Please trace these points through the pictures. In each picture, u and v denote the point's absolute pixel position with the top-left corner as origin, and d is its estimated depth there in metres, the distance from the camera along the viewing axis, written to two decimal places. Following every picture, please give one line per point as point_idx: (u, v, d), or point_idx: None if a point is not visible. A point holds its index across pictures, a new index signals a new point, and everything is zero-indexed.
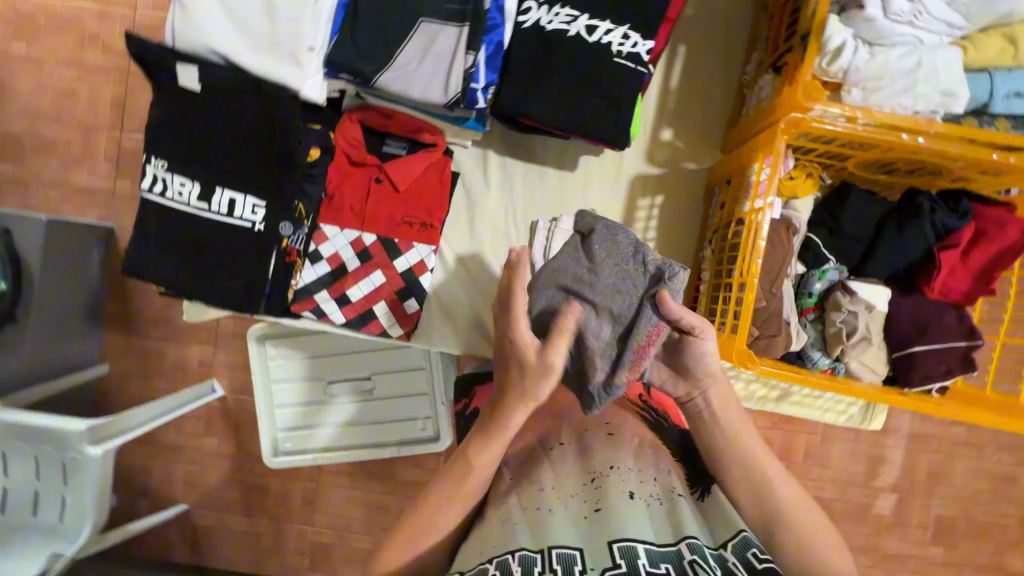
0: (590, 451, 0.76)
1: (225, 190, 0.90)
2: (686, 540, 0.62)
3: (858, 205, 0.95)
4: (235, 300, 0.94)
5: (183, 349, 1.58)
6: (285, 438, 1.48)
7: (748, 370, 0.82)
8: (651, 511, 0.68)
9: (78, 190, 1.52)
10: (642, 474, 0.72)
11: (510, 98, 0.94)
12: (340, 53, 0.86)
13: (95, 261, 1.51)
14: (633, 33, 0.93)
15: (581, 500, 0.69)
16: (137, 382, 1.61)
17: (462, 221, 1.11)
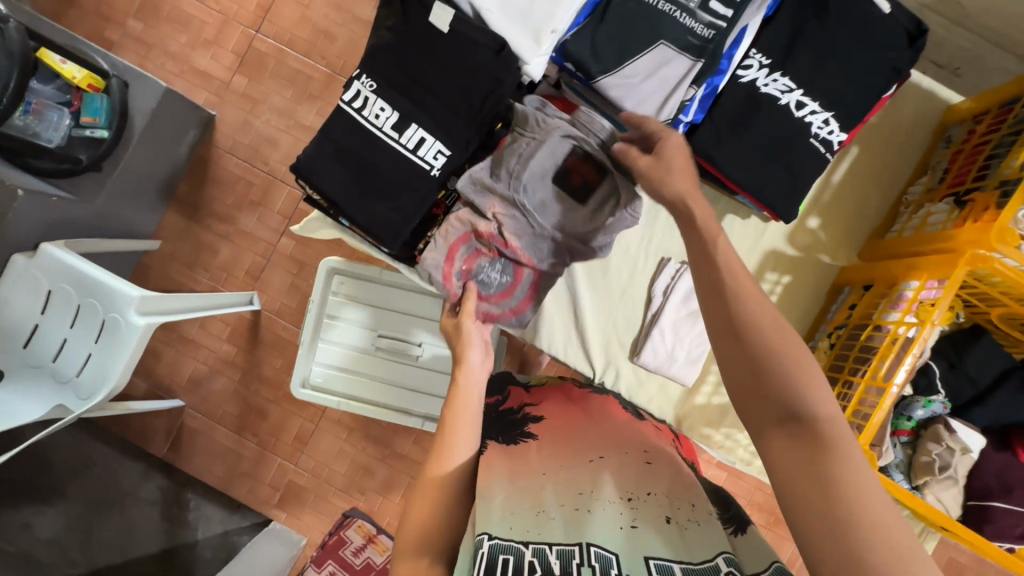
0: (623, 471, 0.77)
1: (419, 129, 0.93)
2: (721, 556, 0.62)
3: (984, 351, 0.99)
4: (382, 230, 0.95)
5: (235, 253, 1.56)
6: (316, 372, 1.42)
7: (865, 471, 0.89)
8: (689, 536, 0.66)
9: (194, 70, 1.53)
10: (679, 498, 0.72)
11: (704, 138, 0.97)
12: (577, 45, 0.89)
13: (188, 142, 1.52)
14: (833, 121, 0.97)
15: (616, 509, 0.70)
16: (179, 269, 1.58)
17: None
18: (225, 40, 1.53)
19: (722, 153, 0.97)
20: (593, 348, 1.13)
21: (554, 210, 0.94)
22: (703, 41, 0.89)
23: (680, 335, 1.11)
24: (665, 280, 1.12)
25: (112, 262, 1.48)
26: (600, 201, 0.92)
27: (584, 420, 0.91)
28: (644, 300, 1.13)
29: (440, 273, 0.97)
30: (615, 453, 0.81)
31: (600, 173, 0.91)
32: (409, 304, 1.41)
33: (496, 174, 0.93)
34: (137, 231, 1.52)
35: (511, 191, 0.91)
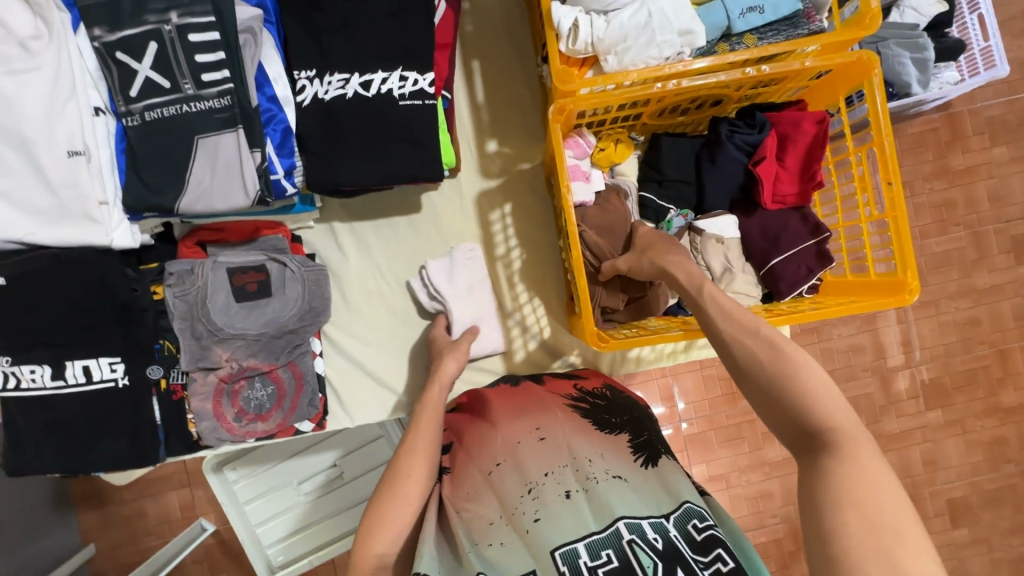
0: (524, 463, 0.87)
1: (77, 360, 0.91)
2: (619, 521, 0.78)
3: (672, 150, 0.98)
4: (132, 456, 0.94)
5: (160, 501, 1.58)
6: (275, 553, 1.43)
7: (603, 347, 0.90)
8: (586, 498, 0.82)
9: None
10: (576, 469, 0.86)
11: (317, 172, 0.95)
12: (131, 195, 0.87)
13: None
14: (409, 72, 0.96)
15: (523, 511, 0.82)
16: (127, 549, 1.58)
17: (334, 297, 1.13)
18: None
19: (343, 172, 0.96)
20: (404, 387, 1.13)
21: (254, 313, 1.06)
22: (228, 110, 0.88)
23: (474, 322, 1.09)
24: (425, 293, 1.11)
25: None
26: (279, 284, 1.08)
27: (479, 422, 0.97)
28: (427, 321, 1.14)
29: (219, 427, 1.05)
30: (513, 449, 0.89)
31: (261, 270, 1.07)
32: (303, 442, 1.44)
33: (190, 344, 1.03)
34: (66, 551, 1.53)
35: (218, 339, 1.04)
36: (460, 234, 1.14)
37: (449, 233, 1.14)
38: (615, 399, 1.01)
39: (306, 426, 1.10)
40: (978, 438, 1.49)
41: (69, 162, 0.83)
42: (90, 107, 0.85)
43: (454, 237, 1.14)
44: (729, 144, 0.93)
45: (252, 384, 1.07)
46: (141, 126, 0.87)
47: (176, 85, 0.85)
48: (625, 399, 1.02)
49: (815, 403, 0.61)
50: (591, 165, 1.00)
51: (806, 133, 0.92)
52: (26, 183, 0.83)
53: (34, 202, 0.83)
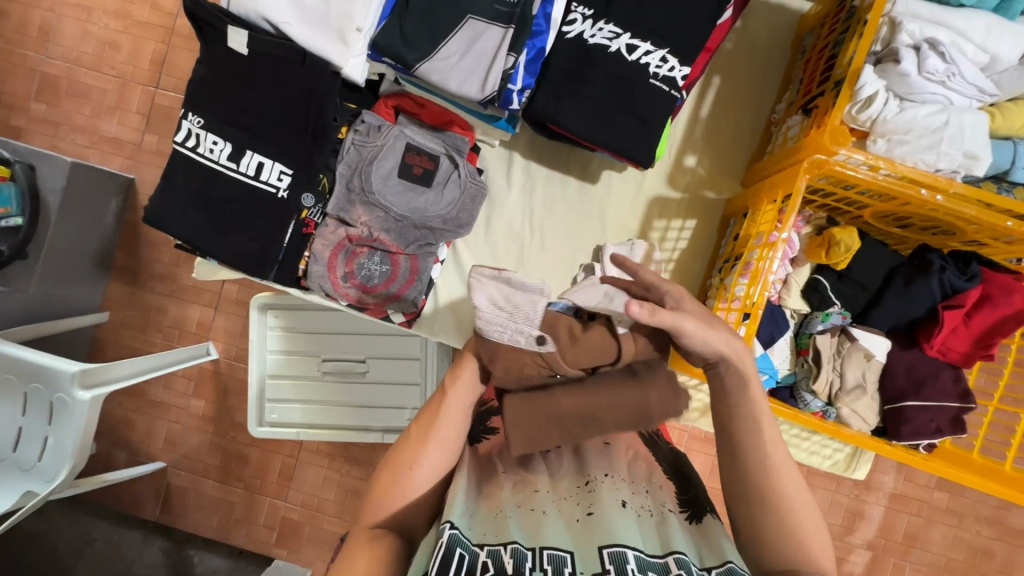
0: (585, 457, 0.75)
1: (255, 154, 0.92)
2: (673, 554, 0.60)
3: (873, 254, 0.96)
4: (250, 261, 0.95)
5: (183, 308, 1.61)
6: (271, 409, 1.47)
7: None
8: (641, 521, 0.66)
9: (104, 138, 1.56)
10: (635, 485, 0.71)
11: (544, 103, 0.96)
12: (385, 37, 0.87)
13: (112, 210, 1.56)
14: (671, 57, 0.96)
15: (574, 502, 0.69)
16: (134, 333, 1.63)
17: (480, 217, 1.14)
18: (126, 103, 1.56)
19: (565, 113, 0.95)
20: None
21: (408, 196, 1.05)
22: (510, 7, 0.88)
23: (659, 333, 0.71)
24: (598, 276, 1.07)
25: (62, 341, 1.54)
26: (442, 181, 1.06)
27: None
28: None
29: (326, 276, 1.05)
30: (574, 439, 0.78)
31: (434, 160, 1.06)
32: (348, 327, 1.45)
33: (341, 192, 1.05)
34: (84, 306, 1.58)
35: (366, 201, 1.05)
36: (619, 224, 1.13)
37: (610, 217, 1.13)
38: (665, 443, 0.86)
39: (396, 318, 1.12)
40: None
41: None
42: None
43: (613, 223, 1.13)
44: (937, 276, 0.91)
45: (373, 256, 1.08)
46: None
47: None
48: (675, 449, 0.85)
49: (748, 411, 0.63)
50: (800, 252, 0.99)
51: (1012, 304, 0.89)
52: None
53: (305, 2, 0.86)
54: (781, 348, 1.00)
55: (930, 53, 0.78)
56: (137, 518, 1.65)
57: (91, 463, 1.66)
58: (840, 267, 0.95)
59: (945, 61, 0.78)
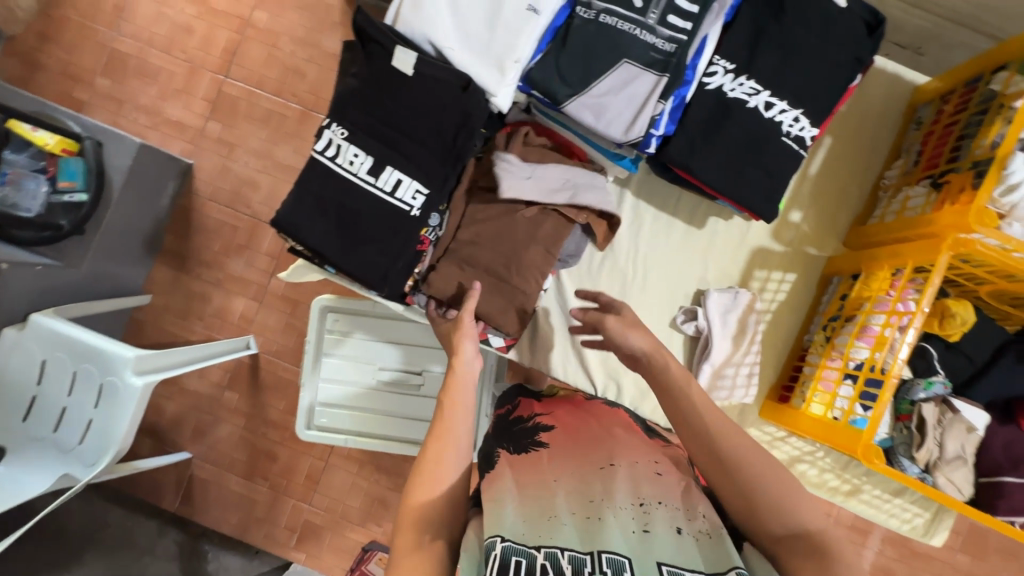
0: (636, 478, 0.76)
1: (395, 170, 0.92)
2: (733, 569, 0.61)
3: (985, 329, 0.99)
4: (371, 275, 0.95)
5: (228, 298, 1.58)
6: (321, 413, 1.45)
7: (870, 467, 0.87)
8: (698, 547, 0.67)
9: (168, 121, 1.55)
10: (689, 514, 0.71)
11: (679, 148, 0.98)
12: (541, 72, 0.90)
13: (169, 193, 1.53)
14: (803, 118, 0.98)
15: (630, 516, 0.71)
16: (174, 318, 1.59)
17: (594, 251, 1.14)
18: (193, 88, 1.55)
19: (698, 160, 0.97)
20: (591, 365, 1.13)
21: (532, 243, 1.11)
22: (665, 56, 0.90)
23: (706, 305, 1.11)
24: (690, 323, 1.11)
25: (102, 321, 1.50)
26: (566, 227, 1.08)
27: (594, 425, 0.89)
28: (678, 336, 1.13)
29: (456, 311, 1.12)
30: (627, 460, 0.79)
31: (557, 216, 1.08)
32: (407, 337, 1.44)
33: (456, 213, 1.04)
34: (128, 286, 1.54)
35: None
36: (720, 270, 1.15)
37: (713, 262, 1.15)
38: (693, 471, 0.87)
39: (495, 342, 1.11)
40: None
41: (523, 15, 0.87)
42: None
43: (716, 269, 1.15)
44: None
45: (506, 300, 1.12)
46: (589, 21, 0.90)
47: (643, 11, 0.89)
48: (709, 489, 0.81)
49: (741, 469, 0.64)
50: None
51: None
52: (477, 9, 0.88)
53: (471, 31, 0.88)
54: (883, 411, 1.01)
55: None
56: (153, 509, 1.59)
57: None
58: (952, 338, 0.98)
59: None
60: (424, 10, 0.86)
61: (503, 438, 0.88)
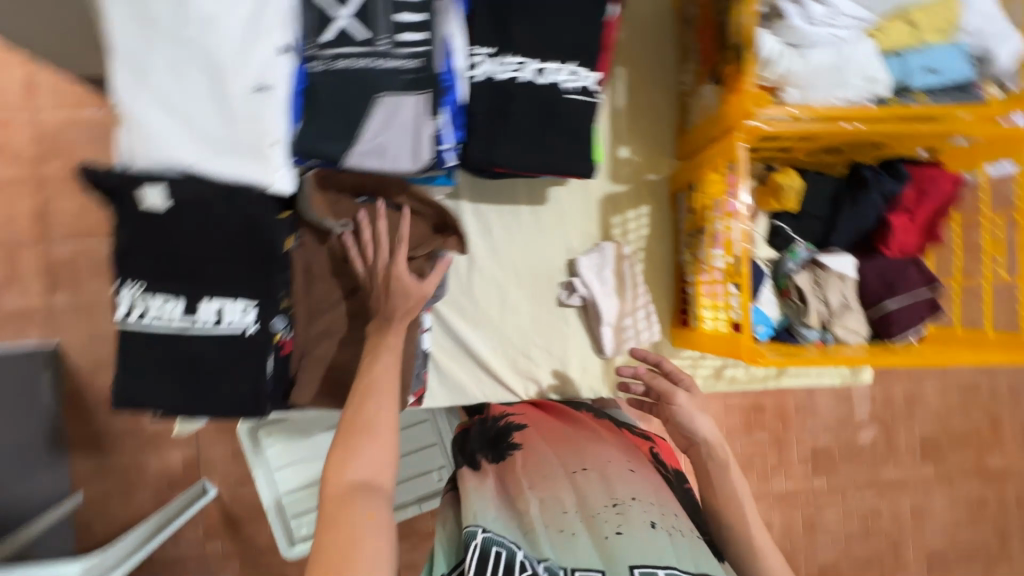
0: (610, 479, 0.82)
1: (212, 300, 0.87)
2: None
3: (817, 185, 1.03)
4: (244, 405, 0.90)
5: (165, 456, 1.48)
6: (298, 525, 1.36)
7: (758, 364, 0.90)
8: (673, 541, 0.74)
9: (9, 315, 1.40)
10: (664, 508, 0.79)
11: (477, 148, 0.96)
12: (304, 140, 0.86)
13: (46, 385, 1.40)
14: (579, 69, 0.98)
15: (605, 519, 0.75)
16: (120, 502, 1.48)
17: (460, 270, 1.12)
18: (20, 271, 1.40)
19: (501, 153, 0.96)
20: (505, 374, 1.13)
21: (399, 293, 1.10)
22: (416, 73, 0.87)
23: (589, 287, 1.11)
24: (572, 294, 1.12)
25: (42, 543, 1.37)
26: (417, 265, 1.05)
27: (574, 434, 0.97)
28: (570, 312, 1.14)
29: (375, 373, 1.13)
30: (600, 465, 0.85)
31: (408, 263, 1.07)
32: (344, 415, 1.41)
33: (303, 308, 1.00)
34: (53, 495, 1.42)
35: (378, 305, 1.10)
36: (580, 232, 1.15)
37: (570, 228, 1.15)
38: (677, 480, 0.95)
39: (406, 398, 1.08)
40: (857, 506, 1.78)
41: (252, 95, 0.81)
42: (276, 46, 0.82)
43: (575, 233, 1.15)
44: (875, 188, 0.98)
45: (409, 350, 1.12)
46: (326, 74, 0.85)
47: (372, 40, 0.84)
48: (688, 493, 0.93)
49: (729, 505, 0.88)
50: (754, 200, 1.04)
51: (942, 191, 0.99)
52: (200, 106, 0.80)
53: (209, 132, 0.81)
54: (767, 296, 1.06)
55: (808, 2, 0.85)
56: None
57: None
58: (793, 208, 1.02)
59: (822, 6, 0.85)
60: (150, 133, 0.79)
61: (481, 448, 0.96)
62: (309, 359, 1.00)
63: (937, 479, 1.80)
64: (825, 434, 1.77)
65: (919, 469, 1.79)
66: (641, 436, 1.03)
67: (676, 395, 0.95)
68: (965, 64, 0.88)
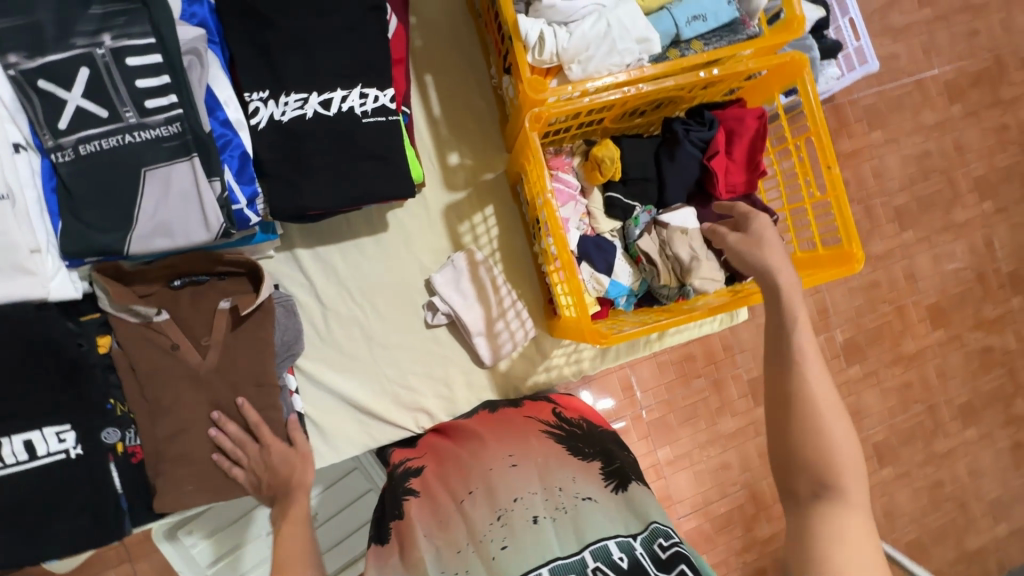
0: (494, 490, 0.85)
1: (15, 437, 0.79)
2: (585, 549, 0.76)
3: (637, 148, 1.03)
4: (91, 535, 0.83)
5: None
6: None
7: (604, 343, 0.92)
8: (557, 525, 0.81)
9: None
10: (546, 494, 0.84)
11: (281, 197, 0.90)
12: (71, 240, 0.78)
13: None
14: (368, 89, 0.93)
15: (492, 539, 0.80)
16: None
17: (317, 320, 1.07)
18: None
19: (307, 195, 0.91)
20: (390, 412, 1.08)
21: None
22: (179, 137, 0.80)
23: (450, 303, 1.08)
24: (437, 313, 1.09)
25: None
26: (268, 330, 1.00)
27: (459, 452, 0.96)
28: (440, 330, 1.11)
29: None
30: (483, 480, 0.87)
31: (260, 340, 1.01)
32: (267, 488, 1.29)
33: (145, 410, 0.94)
34: None
35: None
36: (430, 248, 1.12)
37: (419, 248, 1.11)
38: (591, 430, 0.99)
39: None
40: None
41: None
42: (9, 144, 0.75)
43: (426, 251, 1.12)
44: (688, 138, 1.00)
45: None
46: (74, 162, 0.77)
47: (116, 114, 0.77)
48: (597, 429, 1.00)
49: (827, 431, 0.74)
50: (581, 177, 1.04)
51: (749, 126, 1.00)
52: None
53: None
54: (621, 267, 1.06)
55: None
56: None
57: None
58: (618, 176, 1.03)
59: None
60: None
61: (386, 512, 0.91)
62: (166, 461, 0.91)
63: (865, 376, 1.89)
64: None
65: (846, 372, 1.88)
66: (540, 400, 1.06)
67: (728, 238, 0.93)
68: (727, 3, 0.91)
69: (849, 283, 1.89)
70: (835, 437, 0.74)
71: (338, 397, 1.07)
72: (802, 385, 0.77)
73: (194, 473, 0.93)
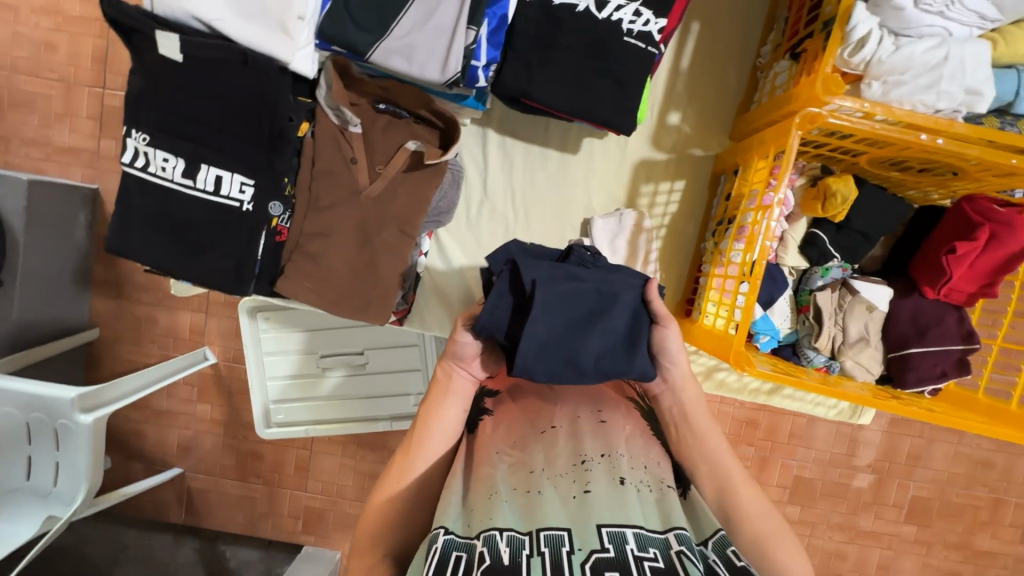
0: (582, 434, 0.66)
1: (210, 167, 0.87)
2: (674, 531, 0.56)
3: (870, 196, 0.93)
4: (223, 279, 0.91)
5: (173, 315, 1.40)
6: (276, 410, 1.32)
7: (745, 372, 0.84)
8: (639, 495, 0.60)
9: (59, 147, 1.32)
10: (634, 460, 0.64)
11: (514, 75, 0.89)
12: (333, 25, 0.82)
13: (82, 228, 1.33)
14: (645, 10, 0.86)
15: (570, 480, 0.61)
16: (129, 349, 1.43)
17: (473, 201, 1.09)
18: None
19: (537, 85, 0.88)
20: None
21: None
22: None
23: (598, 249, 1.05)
24: None
25: (58, 367, 1.35)
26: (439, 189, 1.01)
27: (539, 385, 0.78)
28: None
29: None
30: (569, 419, 0.70)
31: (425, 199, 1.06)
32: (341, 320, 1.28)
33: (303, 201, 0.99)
34: (73, 322, 1.37)
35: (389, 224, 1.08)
36: (604, 192, 1.08)
37: (594, 185, 1.08)
38: None
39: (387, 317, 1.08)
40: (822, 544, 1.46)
41: None
42: None
43: (600, 192, 1.08)
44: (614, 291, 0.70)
45: None
46: None
47: None
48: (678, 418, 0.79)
49: (715, 475, 0.67)
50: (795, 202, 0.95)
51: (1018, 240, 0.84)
52: None
53: None
54: (782, 307, 0.98)
55: None
56: (165, 525, 1.53)
57: (108, 480, 1.51)
58: (839, 217, 0.92)
59: None
60: None
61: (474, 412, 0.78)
62: (299, 254, 0.98)
63: (913, 542, 1.46)
64: (811, 466, 1.43)
65: None
66: None
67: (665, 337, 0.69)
68: None
69: (959, 446, 1.41)
70: (749, 499, 0.65)
71: (461, 279, 1.10)
72: (722, 473, 0.66)
73: (313, 272, 0.98)
